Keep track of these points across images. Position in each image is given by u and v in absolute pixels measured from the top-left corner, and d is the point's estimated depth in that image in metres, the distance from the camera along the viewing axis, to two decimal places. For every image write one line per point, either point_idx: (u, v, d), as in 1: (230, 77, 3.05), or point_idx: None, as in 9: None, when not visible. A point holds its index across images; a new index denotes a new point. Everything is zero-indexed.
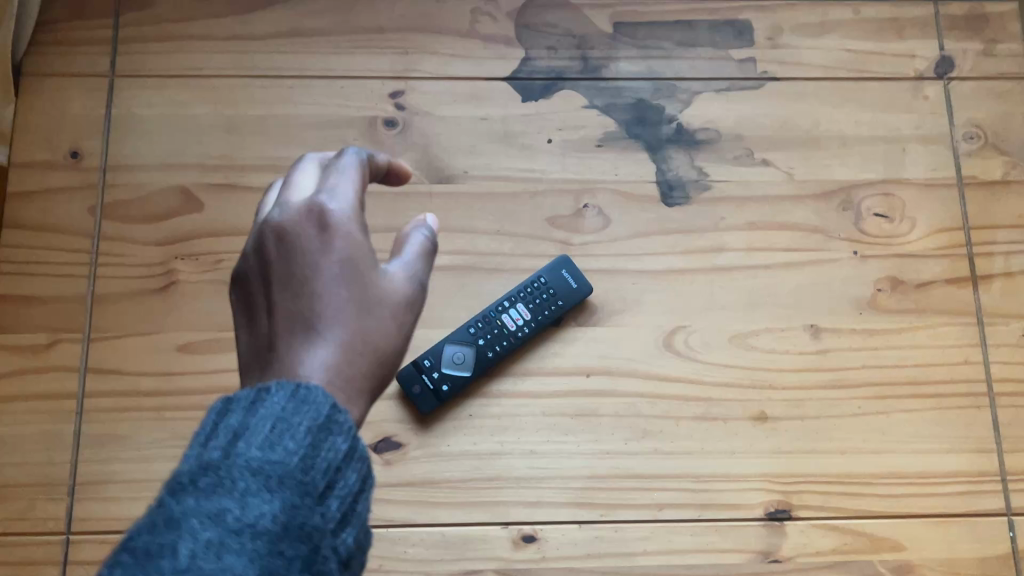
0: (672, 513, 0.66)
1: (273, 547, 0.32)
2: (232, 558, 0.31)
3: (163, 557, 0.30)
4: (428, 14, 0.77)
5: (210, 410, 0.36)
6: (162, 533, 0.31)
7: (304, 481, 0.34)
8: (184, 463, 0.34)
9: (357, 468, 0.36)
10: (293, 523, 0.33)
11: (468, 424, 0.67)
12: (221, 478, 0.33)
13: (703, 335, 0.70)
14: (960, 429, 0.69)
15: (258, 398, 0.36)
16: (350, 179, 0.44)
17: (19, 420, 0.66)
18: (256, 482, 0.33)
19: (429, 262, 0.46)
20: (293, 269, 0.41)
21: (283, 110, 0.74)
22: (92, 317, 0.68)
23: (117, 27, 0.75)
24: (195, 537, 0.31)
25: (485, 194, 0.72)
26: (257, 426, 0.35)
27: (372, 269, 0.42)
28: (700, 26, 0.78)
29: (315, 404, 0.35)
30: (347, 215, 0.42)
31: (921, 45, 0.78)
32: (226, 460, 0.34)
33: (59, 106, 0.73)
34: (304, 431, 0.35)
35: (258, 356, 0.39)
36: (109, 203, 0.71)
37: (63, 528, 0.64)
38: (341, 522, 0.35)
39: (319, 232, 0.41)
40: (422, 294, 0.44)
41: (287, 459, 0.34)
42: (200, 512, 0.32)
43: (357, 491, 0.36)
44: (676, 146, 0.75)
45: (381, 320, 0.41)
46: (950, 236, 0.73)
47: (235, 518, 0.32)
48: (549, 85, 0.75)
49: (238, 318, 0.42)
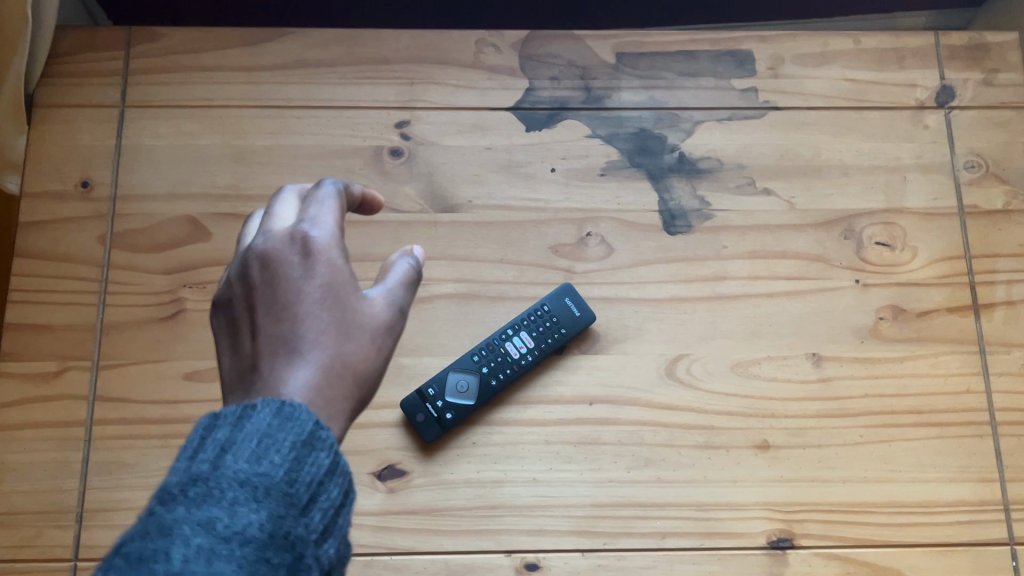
0: (675, 541, 0.66)
1: (261, 554, 0.32)
2: (222, 564, 0.31)
3: (156, 562, 0.31)
4: (433, 45, 0.78)
5: (196, 426, 0.37)
6: (153, 539, 0.32)
7: (289, 493, 0.35)
8: (173, 475, 0.35)
9: (338, 483, 0.37)
10: (278, 532, 0.34)
11: (471, 451, 0.67)
12: (210, 488, 0.34)
13: (706, 363, 0.70)
14: (962, 458, 0.69)
15: (244, 414, 0.37)
16: (330, 208, 0.45)
17: (28, 448, 0.67)
18: (245, 492, 0.34)
19: (413, 291, 0.47)
20: (276, 293, 0.42)
21: (290, 140, 0.75)
22: (100, 345, 0.69)
23: (127, 58, 0.76)
24: (186, 542, 0.32)
25: (489, 223, 0.73)
26: (243, 441, 0.36)
27: (353, 293, 0.43)
28: (701, 57, 0.79)
29: (299, 421, 0.37)
30: (327, 242, 0.43)
31: (921, 74, 0.79)
32: (215, 472, 0.34)
33: (70, 137, 0.75)
34: (289, 446, 0.36)
35: (242, 377, 0.41)
36: (118, 232, 0.72)
37: (70, 554, 0.65)
38: (324, 534, 0.35)
39: (301, 258, 0.43)
40: (402, 320, 0.45)
41: (273, 472, 0.35)
42: (191, 520, 0.32)
43: (339, 505, 0.37)
44: (678, 176, 0.75)
45: (360, 342, 0.42)
46: (951, 265, 0.74)
47: (225, 525, 0.33)
48: (552, 115, 0.77)
49: (224, 343, 0.43)
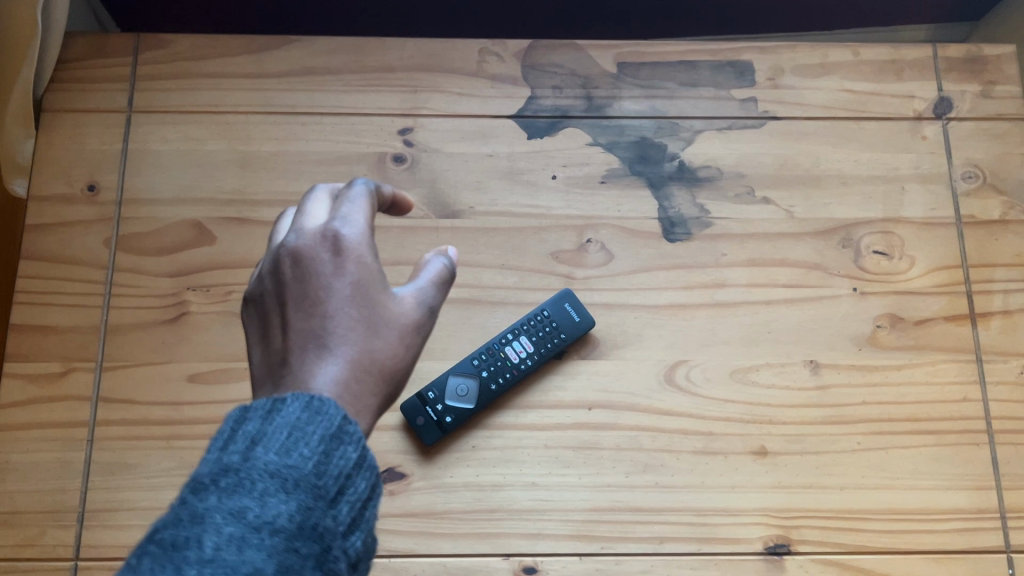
0: (672, 546, 0.66)
1: (290, 544, 0.33)
2: (252, 552, 0.32)
3: (188, 548, 0.32)
4: (437, 54, 0.79)
5: (227, 419, 0.38)
6: (186, 527, 0.33)
7: (318, 485, 0.36)
8: (205, 466, 0.36)
9: (365, 477, 0.38)
10: (307, 523, 0.34)
11: (471, 455, 0.68)
12: (241, 479, 0.34)
13: (704, 369, 0.71)
14: (960, 466, 0.69)
15: (274, 407, 0.37)
16: (361, 207, 0.46)
17: (31, 448, 0.68)
18: (274, 483, 0.35)
19: (444, 291, 0.47)
20: (307, 289, 0.42)
21: (295, 146, 0.76)
22: (106, 346, 0.70)
23: (135, 64, 0.78)
24: (218, 531, 0.32)
25: (490, 229, 0.74)
26: (273, 433, 0.36)
27: (382, 292, 0.43)
28: (702, 67, 0.80)
29: (328, 414, 0.37)
30: (358, 240, 0.44)
31: (920, 86, 0.80)
32: (245, 463, 0.35)
33: (78, 141, 0.76)
34: (318, 439, 0.37)
35: (272, 371, 0.41)
36: (123, 235, 0.73)
37: (72, 554, 0.65)
38: (351, 526, 0.36)
39: (332, 255, 0.43)
40: (430, 320, 0.45)
41: (302, 464, 0.36)
42: (223, 509, 0.33)
43: (365, 499, 0.37)
44: (678, 184, 0.76)
45: (388, 340, 0.42)
46: (949, 274, 0.74)
47: (255, 515, 0.33)
48: (554, 123, 0.77)
49: (255, 338, 0.44)
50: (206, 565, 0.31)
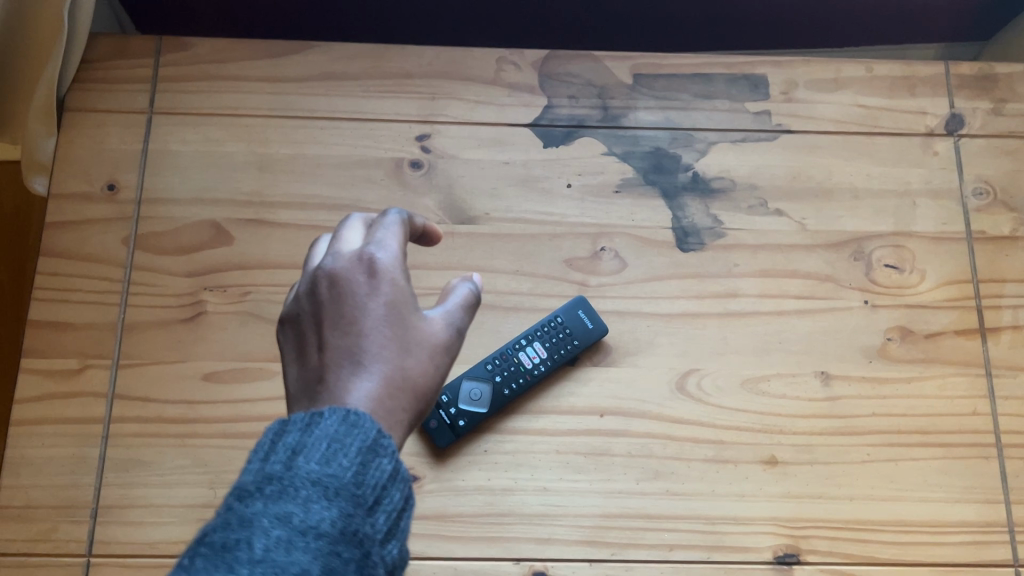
0: (682, 553, 0.66)
1: (332, 548, 0.34)
2: (299, 555, 0.33)
3: (239, 549, 0.33)
4: (456, 62, 0.80)
5: (267, 431, 0.38)
6: (236, 530, 0.34)
7: (357, 494, 0.36)
8: (249, 474, 0.37)
9: (400, 488, 0.38)
10: (348, 529, 0.35)
11: (483, 459, 0.68)
12: (284, 487, 0.35)
13: (716, 378, 0.71)
14: (968, 479, 0.70)
15: (312, 421, 0.38)
16: (395, 233, 0.46)
17: (46, 443, 0.68)
18: (316, 491, 0.35)
19: (471, 315, 0.48)
20: (343, 309, 0.43)
21: (313, 150, 0.77)
22: (121, 344, 0.71)
23: (156, 66, 0.78)
24: (266, 533, 0.34)
25: (505, 235, 0.74)
26: (313, 444, 0.37)
27: (414, 313, 0.44)
28: (717, 80, 0.80)
29: (363, 428, 0.38)
30: (392, 263, 0.45)
31: (932, 102, 0.80)
32: (288, 472, 0.36)
33: (98, 140, 0.76)
34: (356, 450, 0.37)
35: (308, 387, 0.42)
36: (142, 235, 0.74)
37: (85, 550, 0.65)
38: (388, 534, 0.37)
39: (367, 277, 0.44)
40: (458, 340, 0.46)
41: (341, 473, 0.36)
42: (270, 514, 0.34)
43: (401, 508, 0.38)
44: (692, 195, 0.77)
45: (420, 358, 0.43)
46: (958, 288, 0.75)
47: (300, 520, 0.34)
48: (570, 132, 0.78)
49: (290, 356, 0.44)
50: (256, 565, 0.33)
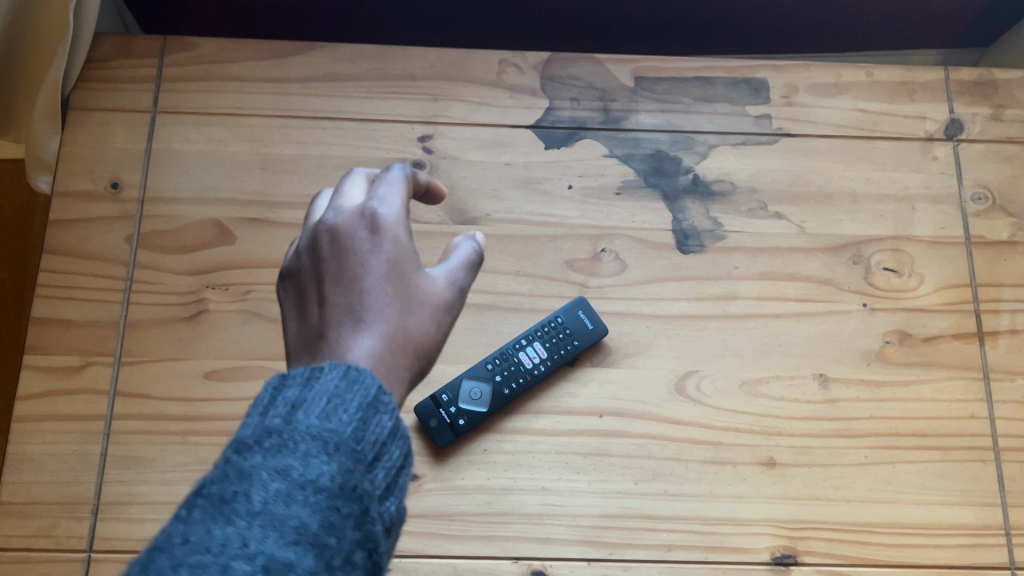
0: (681, 553, 0.67)
1: (331, 502, 0.35)
2: (297, 508, 0.34)
3: (237, 502, 0.34)
4: (458, 63, 0.80)
5: (266, 385, 0.39)
6: (234, 482, 0.34)
7: (357, 449, 0.37)
8: (248, 428, 0.37)
9: (400, 445, 0.38)
10: (347, 485, 0.35)
11: (482, 458, 0.68)
12: (284, 441, 0.36)
13: (715, 380, 0.72)
14: (965, 482, 0.70)
15: (312, 375, 0.39)
16: (398, 189, 0.47)
17: (48, 440, 0.68)
18: (316, 445, 0.36)
19: (473, 274, 0.49)
20: (345, 265, 0.44)
21: (316, 150, 0.77)
22: (124, 341, 0.71)
23: (161, 66, 0.79)
24: (265, 486, 0.34)
25: (506, 236, 0.75)
26: (313, 399, 0.37)
27: (415, 271, 0.45)
28: (718, 83, 0.81)
29: (364, 384, 0.39)
30: (394, 220, 0.46)
31: (931, 108, 0.81)
32: (288, 426, 0.36)
33: (103, 138, 0.77)
34: (356, 406, 0.38)
35: (309, 342, 0.43)
36: (145, 233, 0.74)
37: (86, 546, 0.66)
38: (386, 491, 0.37)
39: (369, 233, 0.45)
40: (459, 300, 0.47)
41: (341, 428, 0.37)
42: (269, 467, 0.35)
43: (400, 466, 0.38)
44: (692, 197, 0.77)
45: (421, 317, 0.44)
46: (957, 292, 0.75)
47: (299, 474, 0.35)
48: (571, 134, 0.79)
49: (291, 311, 0.45)
50: (255, 517, 0.33)
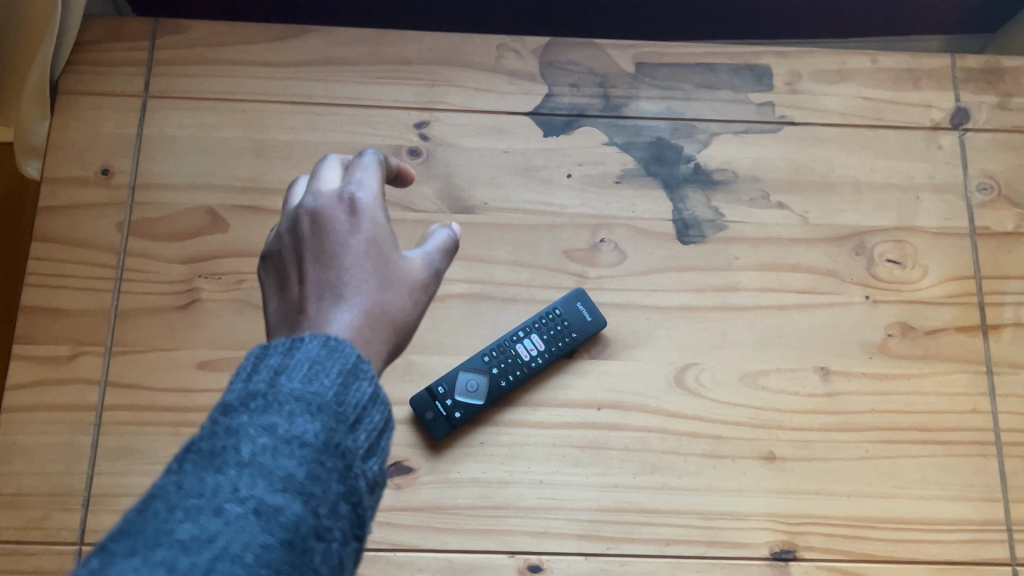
0: (679, 548, 0.66)
1: (316, 457, 0.34)
2: (285, 460, 0.34)
3: (227, 454, 0.33)
4: (455, 48, 0.79)
5: (249, 355, 0.39)
6: (222, 438, 0.34)
7: (339, 411, 0.36)
8: (232, 394, 0.37)
9: (380, 411, 0.38)
10: (331, 442, 0.35)
11: (478, 451, 0.68)
12: (269, 402, 0.35)
13: (715, 372, 0.71)
14: (967, 477, 0.69)
15: (294, 344, 0.38)
16: (373, 171, 0.47)
17: (38, 430, 0.67)
18: (300, 405, 0.36)
19: (449, 258, 0.48)
20: (323, 245, 0.43)
21: (310, 136, 0.76)
22: (115, 330, 0.70)
23: (152, 49, 0.77)
24: (253, 440, 0.34)
25: (504, 225, 0.74)
26: (296, 365, 0.37)
27: (393, 250, 0.44)
28: (721, 69, 0.79)
29: (344, 351, 0.38)
30: (372, 202, 0.45)
31: (937, 96, 0.79)
32: (271, 389, 0.36)
33: (93, 123, 0.75)
34: (336, 371, 0.37)
35: (284, 320, 0.42)
36: (137, 220, 0.73)
37: (76, 539, 0.65)
38: (369, 451, 0.37)
39: (349, 214, 0.44)
40: (435, 281, 0.46)
41: (323, 391, 0.36)
42: (255, 424, 0.34)
43: (381, 429, 0.38)
44: (693, 186, 0.76)
45: (399, 295, 0.43)
46: (960, 284, 0.74)
47: (285, 429, 0.35)
48: (570, 121, 0.77)
49: (267, 293, 0.44)
50: (244, 467, 0.33)
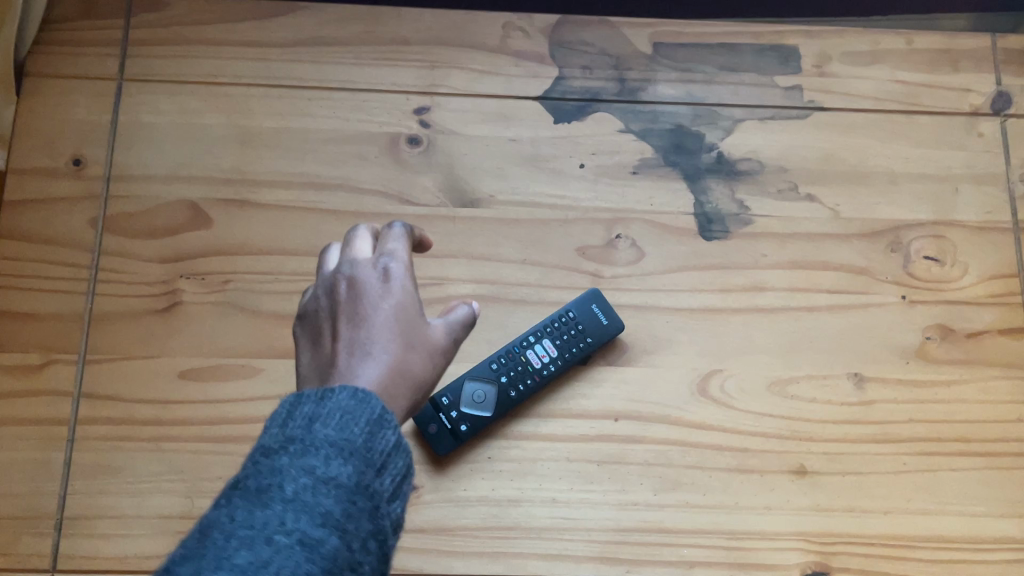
0: (703, 571, 0.61)
1: (350, 497, 0.33)
2: (325, 500, 0.32)
3: (271, 492, 0.32)
4: (458, 27, 0.73)
5: (282, 402, 0.36)
6: (265, 477, 0.33)
7: (369, 456, 0.34)
8: (269, 437, 0.35)
9: (404, 456, 0.36)
10: (363, 484, 0.34)
11: (486, 467, 0.62)
12: (306, 445, 0.34)
13: (741, 380, 0.65)
14: (1011, 492, 0.64)
15: (324, 395, 0.36)
16: (401, 240, 0.46)
17: (6, 447, 0.62)
18: (335, 449, 0.34)
19: (467, 330, 0.47)
20: (348, 301, 0.42)
21: (301, 123, 0.70)
22: (89, 336, 0.64)
23: (127, 28, 0.71)
24: (294, 480, 0.32)
25: (512, 220, 0.68)
26: (328, 412, 0.35)
27: (418, 313, 0.43)
28: (744, 50, 0.74)
29: (372, 403, 0.36)
30: (401, 268, 0.44)
31: (976, 79, 0.74)
32: (306, 433, 0.34)
33: (64, 109, 0.69)
34: (365, 420, 0.35)
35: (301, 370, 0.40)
36: (112, 215, 0.67)
37: (47, 565, 0.59)
38: (394, 493, 0.35)
39: (380, 278, 0.43)
40: (453, 349, 0.45)
41: (355, 436, 0.34)
42: (294, 465, 0.33)
43: (405, 474, 0.36)
44: (716, 177, 0.70)
45: (420, 356, 0.41)
46: (1003, 283, 0.69)
47: (322, 470, 0.33)
48: (583, 107, 0.71)
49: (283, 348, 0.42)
50: (288, 505, 0.32)
